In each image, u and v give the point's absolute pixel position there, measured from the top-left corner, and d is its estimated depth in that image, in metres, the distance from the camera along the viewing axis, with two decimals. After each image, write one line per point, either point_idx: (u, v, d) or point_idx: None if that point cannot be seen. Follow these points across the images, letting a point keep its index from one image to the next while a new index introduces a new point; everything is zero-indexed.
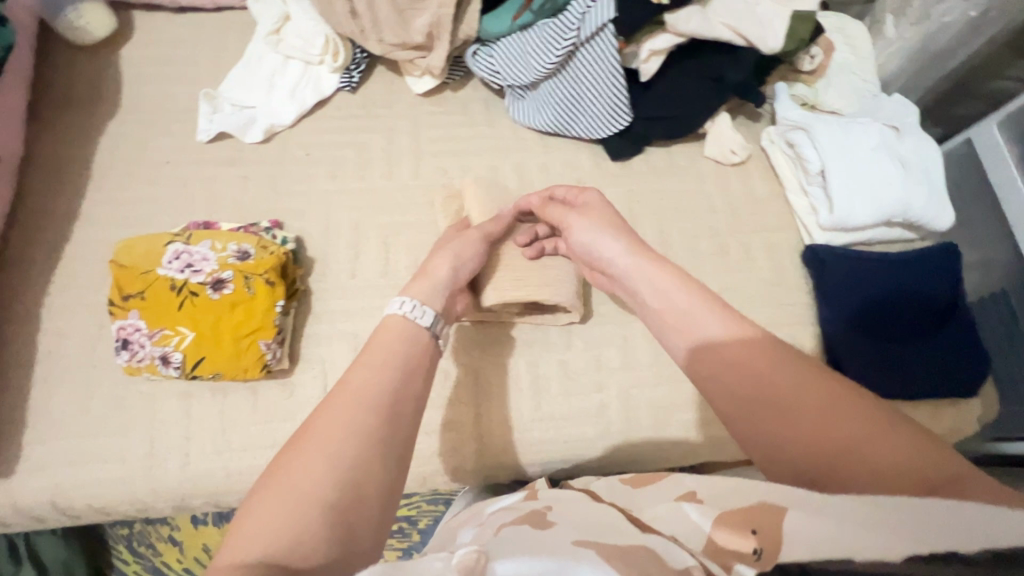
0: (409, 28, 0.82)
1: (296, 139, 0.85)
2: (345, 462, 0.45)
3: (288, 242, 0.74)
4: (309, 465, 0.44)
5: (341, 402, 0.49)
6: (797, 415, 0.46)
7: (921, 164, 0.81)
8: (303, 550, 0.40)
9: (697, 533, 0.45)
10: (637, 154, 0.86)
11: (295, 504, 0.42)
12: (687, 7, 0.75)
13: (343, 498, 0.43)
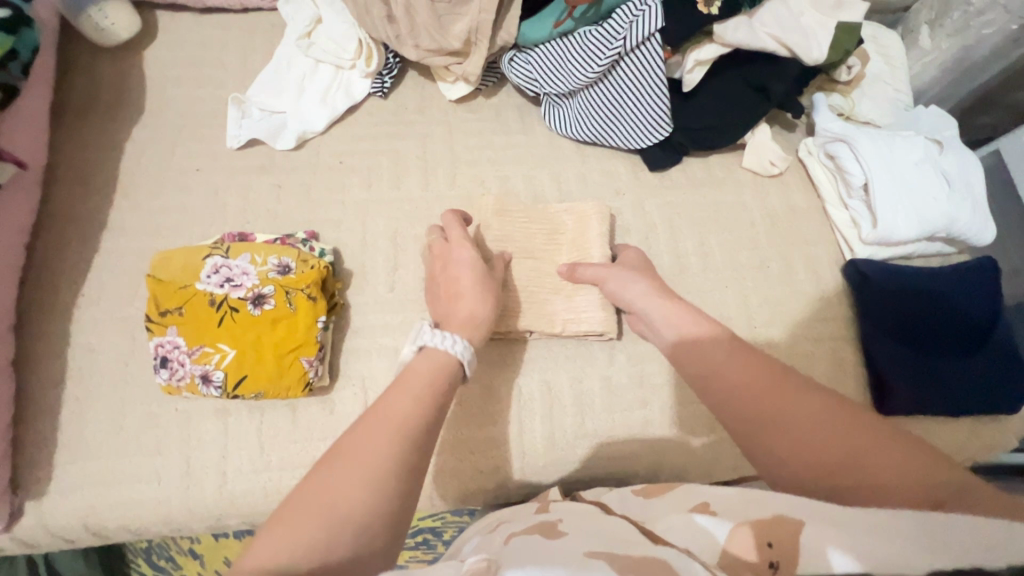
0: (447, 34, 0.80)
1: (328, 146, 0.82)
2: (360, 481, 0.42)
3: (326, 254, 0.72)
4: (346, 467, 0.42)
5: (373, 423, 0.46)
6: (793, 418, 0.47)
7: (963, 179, 0.81)
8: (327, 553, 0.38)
9: (711, 545, 0.45)
10: (676, 164, 0.85)
11: (328, 503, 0.40)
12: (734, 18, 0.73)
13: (374, 505, 0.41)
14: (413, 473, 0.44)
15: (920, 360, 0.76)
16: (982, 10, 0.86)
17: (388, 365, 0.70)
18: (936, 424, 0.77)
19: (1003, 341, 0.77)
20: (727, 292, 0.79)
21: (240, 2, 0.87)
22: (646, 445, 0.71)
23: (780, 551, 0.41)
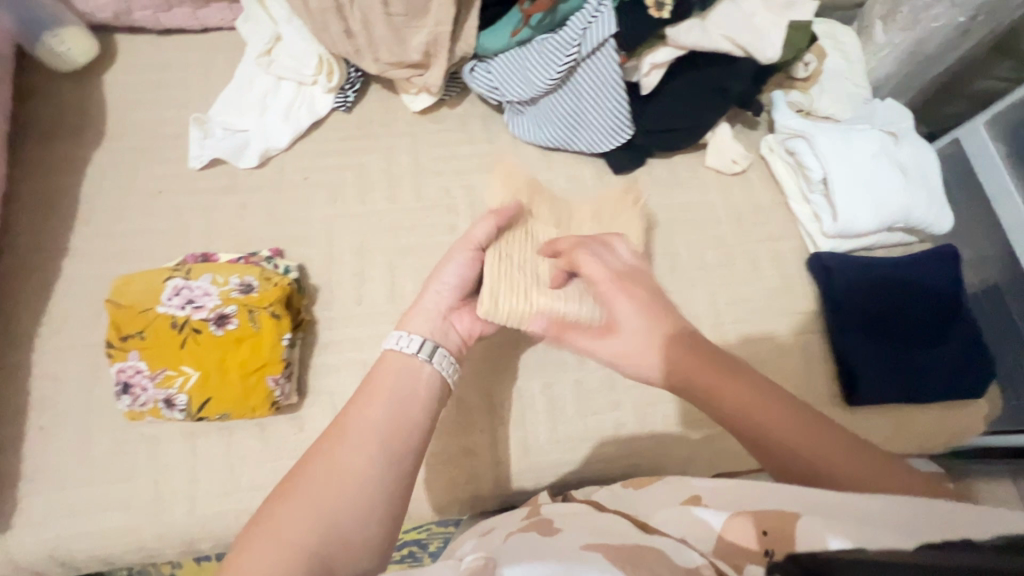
0: (405, 47, 0.80)
1: (292, 162, 0.82)
2: (351, 484, 0.48)
3: (291, 271, 0.72)
4: (349, 462, 0.49)
5: (324, 452, 0.50)
6: (776, 406, 0.51)
7: (919, 169, 0.82)
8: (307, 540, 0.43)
9: (707, 534, 0.47)
10: (639, 167, 0.86)
11: (316, 496, 0.46)
12: (688, 20, 0.75)
13: (342, 510, 0.47)
14: (370, 498, 0.48)
15: (886, 349, 0.77)
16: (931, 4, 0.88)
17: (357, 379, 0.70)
18: (905, 412, 0.77)
19: (967, 328, 0.79)
20: (695, 291, 0.79)
21: (199, 22, 0.87)
22: (620, 446, 0.71)
23: (775, 539, 0.43)
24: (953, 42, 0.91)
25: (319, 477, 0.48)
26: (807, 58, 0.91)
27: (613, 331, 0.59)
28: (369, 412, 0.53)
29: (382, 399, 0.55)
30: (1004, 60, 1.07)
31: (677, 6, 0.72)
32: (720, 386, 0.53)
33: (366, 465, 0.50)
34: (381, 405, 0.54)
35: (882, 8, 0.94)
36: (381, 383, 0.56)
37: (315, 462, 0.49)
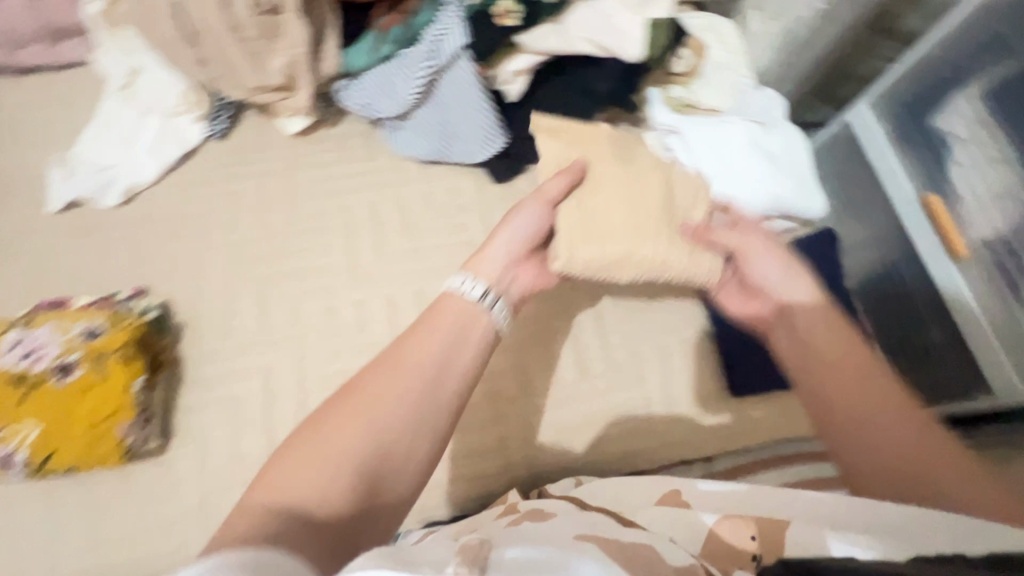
0: (265, 71, 0.79)
1: (160, 197, 0.80)
2: (360, 449, 0.45)
3: (151, 310, 0.69)
4: (345, 432, 0.45)
5: (380, 382, 0.49)
6: (863, 378, 0.52)
7: (787, 156, 0.83)
8: (330, 499, 0.42)
9: (693, 539, 0.50)
10: (520, 174, 0.85)
11: (330, 458, 0.44)
12: (540, 26, 0.75)
13: (376, 464, 0.45)
14: (422, 424, 0.48)
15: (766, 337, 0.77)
16: None
17: (227, 416, 0.68)
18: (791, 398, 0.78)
19: (846, 309, 0.79)
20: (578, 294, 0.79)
21: (59, 60, 0.85)
22: (501, 459, 0.73)
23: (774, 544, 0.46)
24: (824, 28, 0.91)
25: (376, 406, 0.47)
26: (682, 52, 0.93)
27: (761, 280, 0.63)
28: (432, 350, 0.53)
29: (453, 333, 0.55)
30: (886, 40, 1.10)
31: (525, 15, 0.73)
32: (815, 335, 0.57)
33: (422, 396, 0.49)
34: (441, 339, 0.53)
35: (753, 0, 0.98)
36: (447, 315, 0.57)
37: (365, 390, 0.48)
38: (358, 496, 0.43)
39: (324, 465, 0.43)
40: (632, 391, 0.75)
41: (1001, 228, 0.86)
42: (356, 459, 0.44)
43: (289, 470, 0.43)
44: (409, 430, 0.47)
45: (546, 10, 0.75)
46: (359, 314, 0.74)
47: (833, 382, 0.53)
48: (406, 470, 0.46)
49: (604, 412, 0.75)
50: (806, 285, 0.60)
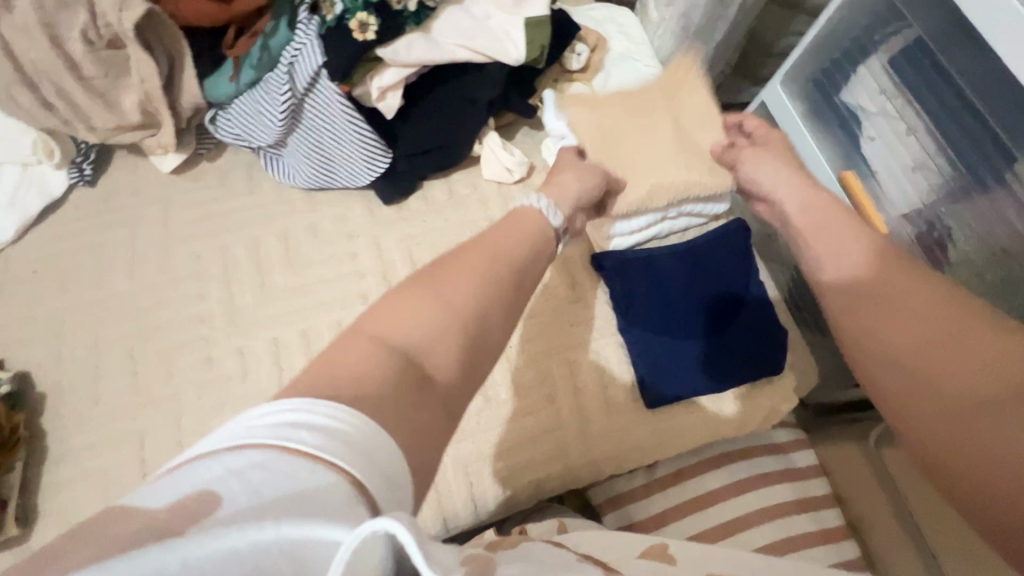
0: (119, 110, 0.73)
1: (21, 256, 0.74)
2: (467, 302, 0.44)
3: (1, 384, 0.64)
4: (458, 283, 0.45)
5: (462, 270, 0.46)
6: (948, 366, 0.41)
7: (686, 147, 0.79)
8: (438, 353, 0.41)
9: None
10: (412, 194, 0.81)
11: (448, 312, 0.43)
12: (403, 36, 0.70)
13: (475, 324, 0.44)
14: (503, 300, 0.47)
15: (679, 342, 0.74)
16: None
17: (95, 491, 0.63)
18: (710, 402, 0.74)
19: (758, 302, 0.76)
20: None
21: None
22: None
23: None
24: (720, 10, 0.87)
25: (460, 283, 0.45)
26: (578, 48, 0.88)
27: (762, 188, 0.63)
28: (519, 246, 0.52)
29: (504, 234, 0.53)
30: (795, 16, 1.07)
31: (382, 26, 0.68)
32: (843, 247, 0.51)
33: (517, 282, 0.49)
34: (524, 245, 0.52)
35: None
36: (519, 229, 0.55)
37: (449, 275, 0.45)
38: (411, 373, 0.39)
39: (439, 323, 0.42)
40: (542, 414, 0.71)
41: (916, 202, 0.83)
42: (469, 317, 0.43)
43: (390, 326, 0.41)
44: (491, 307, 0.45)
45: (407, 20, 0.70)
46: (240, 362, 0.69)
47: (880, 312, 0.46)
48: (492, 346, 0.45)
49: (514, 439, 0.70)
50: (855, 241, 0.50)
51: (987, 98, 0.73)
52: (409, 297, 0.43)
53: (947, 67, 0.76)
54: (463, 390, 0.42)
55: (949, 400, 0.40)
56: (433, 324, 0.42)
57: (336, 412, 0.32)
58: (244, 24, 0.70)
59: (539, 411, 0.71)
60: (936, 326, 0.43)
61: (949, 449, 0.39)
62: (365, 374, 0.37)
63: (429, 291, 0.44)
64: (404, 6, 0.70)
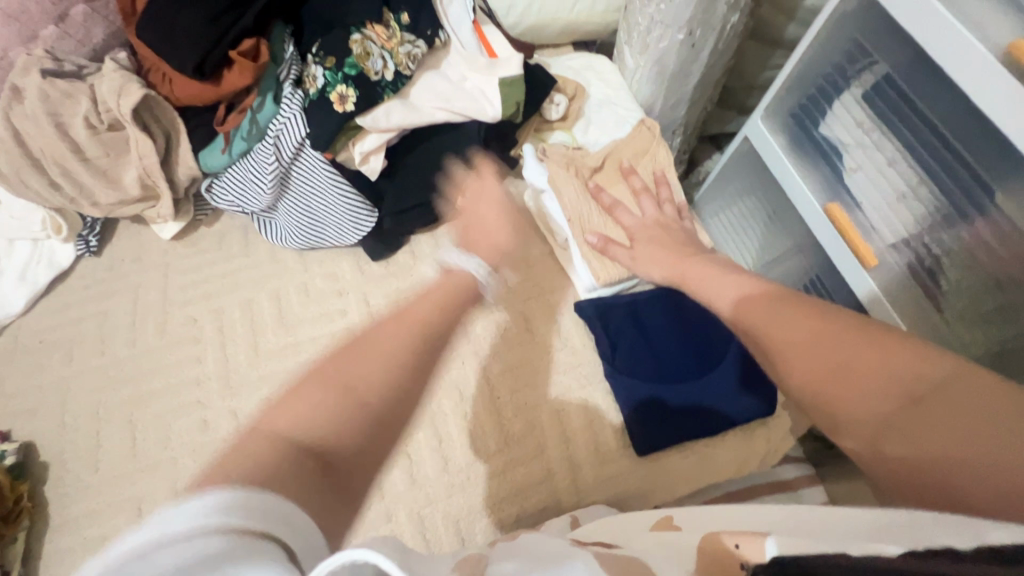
0: (121, 184, 0.78)
1: (29, 328, 0.78)
2: (370, 384, 0.39)
3: (7, 455, 0.67)
4: (363, 365, 0.40)
5: (376, 334, 0.42)
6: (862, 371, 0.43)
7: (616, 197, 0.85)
8: (337, 443, 0.37)
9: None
10: (399, 249, 0.83)
11: (344, 405, 0.38)
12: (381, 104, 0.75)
13: (378, 408, 0.39)
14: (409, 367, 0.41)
15: (667, 388, 0.73)
16: (649, 28, 0.87)
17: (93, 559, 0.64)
18: (701, 447, 0.74)
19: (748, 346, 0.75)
20: (465, 366, 0.76)
21: None
22: None
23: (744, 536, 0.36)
24: (692, 56, 0.89)
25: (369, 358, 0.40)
26: (556, 98, 0.91)
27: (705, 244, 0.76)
28: (432, 301, 0.46)
29: (422, 299, 0.47)
30: (776, 50, 1.09)
31: (360, 97, 0.72)
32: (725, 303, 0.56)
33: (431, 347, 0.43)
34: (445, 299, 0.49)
35: (624, 35, 0.95)
36: (447, 293, 0.49)
37: (360, 345, 0.40)
38: (307, 475, 0.34)
39: (341, 409, 0.37)
40: (531, 465, 0.71)
41: (903, 232, 0.82)
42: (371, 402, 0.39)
43: (287, 423, 0.37)
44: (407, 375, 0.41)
45: (384, 89, 0.74)
46: (234, 424, 0.71)
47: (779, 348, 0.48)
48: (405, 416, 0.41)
49: (504, 492, 0.70)
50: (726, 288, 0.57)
51: (961, 131, 0.74)
52: (315, 380, 0.39)
53: (915, 99, 0.78)
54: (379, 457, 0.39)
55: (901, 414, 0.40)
56: (335, 408, 0.37)
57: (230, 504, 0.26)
58: (232, 101, 0.74)
59: (528, 462, 0.71)
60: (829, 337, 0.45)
61: (928, 459, 0.38)
62: (255, 468, 0.33)
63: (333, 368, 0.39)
64: (382, 76, 0.73)
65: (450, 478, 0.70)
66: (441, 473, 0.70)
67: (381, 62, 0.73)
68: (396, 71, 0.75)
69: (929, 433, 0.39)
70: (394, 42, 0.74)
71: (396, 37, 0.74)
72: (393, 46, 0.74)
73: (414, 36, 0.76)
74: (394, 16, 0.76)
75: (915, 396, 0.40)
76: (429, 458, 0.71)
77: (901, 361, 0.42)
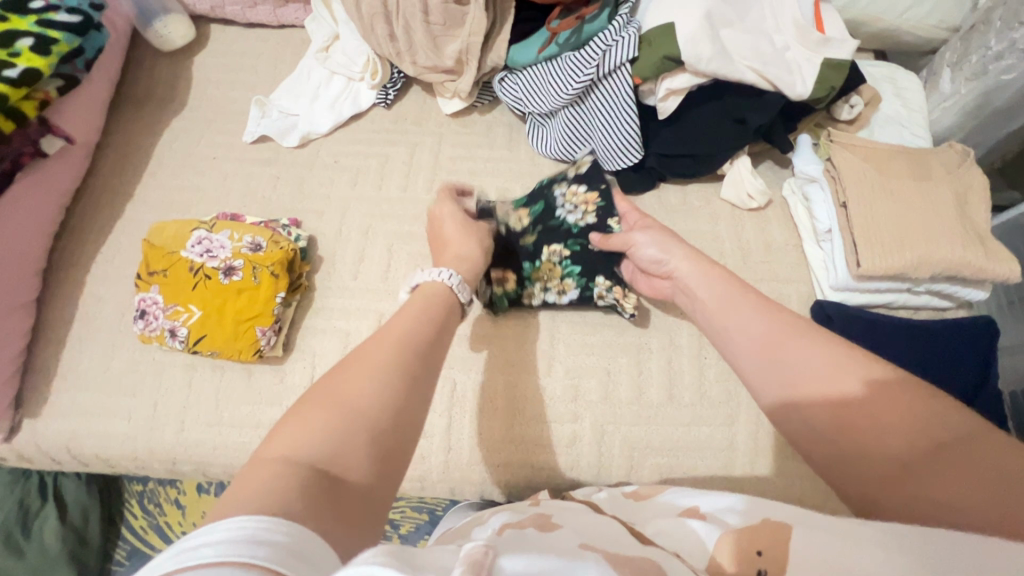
0: (440, 53, 0.85)
1: (327, 147, 0.90)
2: (369, 406, 0.40)
3: (301, 240, 0.80)
4: (342, 439, 0.38)
5: (351, 371, 0.42)
6: (858, 430, 0.43)
7: (800, 187, 0.83)
8: (344, 463, 0.37)
9: (700, 550, 0.45)
10: (650, 191, 0.86)
11: (342, 423, 0.39)
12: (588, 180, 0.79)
13: (368, 451, 0.38)
14: (359, 433, 0.39)
15: None
16: (1001, 53, 0.79)
17: (338, 345, 0.76)
18: None
19: (984, 410, 0.70)
20: (682, 318, 0.77)
21: (279, 19, 0.98)
22: (570, 457, 0.72)
23: (769, 559, 0.40)
24: None
25: (332, 407, 0.39)
26: (853, 99, 0.84)
27: (652, 254, 0.67)
28: (369, 385, 0.41)
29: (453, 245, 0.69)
30: None
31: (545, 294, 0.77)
32: (730, 328, 0.54)
33: (400, 394, 0.42)
34: (372, 394, 0.41)
35: (952, 56, 0.88)
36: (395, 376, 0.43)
37: (327, 380, 0.42)
38: (315, 480, 0.35)
39: (325, 434, 0.38)
40: (718, 429, 0.72)
41: None
42: (355, 425, 0.39)
43: (291, 444, 0.37)
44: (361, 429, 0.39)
45: (569, 278, 0.77)
46: None
47: (779, 349, 0.50)
48: (403, 431, 0.41)
49: (686, 443, 0.72)
50: (754, 314, 0.53)
51: None
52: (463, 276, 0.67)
53: None
54: (399, 468, 0.40)
55: (825, 370, 0.46)
56: (308, 444, 0.37)
57: (268, 525, 0.29)
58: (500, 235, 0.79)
59: (715, 427, 0.72)
60: (812, 357, 0.47)
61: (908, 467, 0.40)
62: (253, 488, 0.33)
63: (299, 419, 0.39)
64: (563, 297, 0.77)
65: (638, 410, 0.73)
66: (632, 402, 0.73)
67: (513, 221, 0.80)
68: (511, 279, 0.77)
69: (929, 473, 0.39)
70: (599, 287, 0.76)
71: (574, 292, 0.77)
72: (565, 278, 0.77)
73: (576, 258, 0.77)
74: (596, 274, 0.76)
75: (940, 443, 0.40)
76: (626, 384, 0.74)
77: (920, 421, 0.41)
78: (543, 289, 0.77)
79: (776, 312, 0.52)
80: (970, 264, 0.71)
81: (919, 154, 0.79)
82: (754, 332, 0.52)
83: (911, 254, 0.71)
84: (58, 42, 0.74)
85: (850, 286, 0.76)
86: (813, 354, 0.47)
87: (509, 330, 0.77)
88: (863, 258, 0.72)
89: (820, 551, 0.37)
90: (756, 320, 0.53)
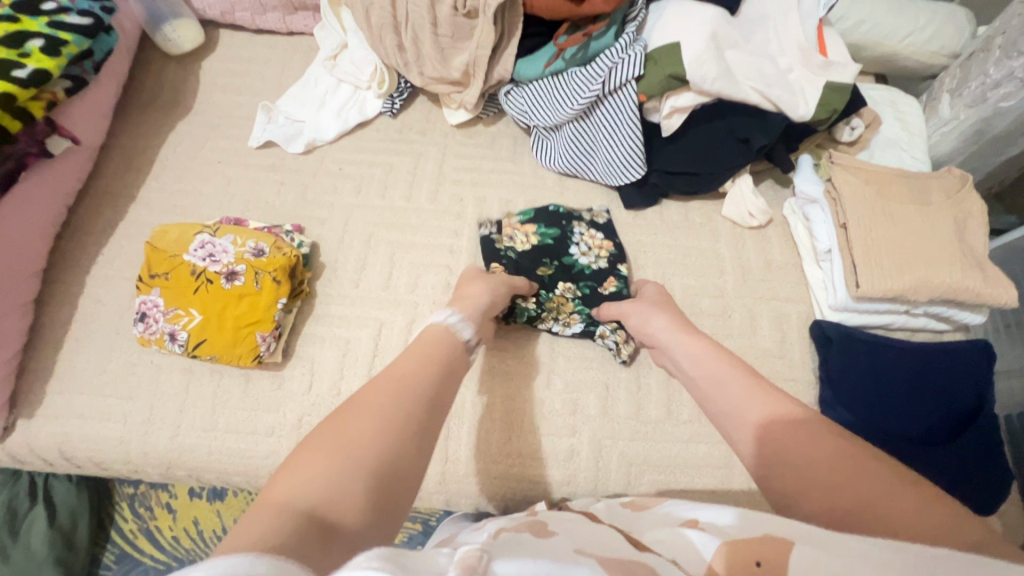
0: (448, 65, 0.86)
1: (332, 155, 0.90)
2: (371, 454, 0.40)
3: (303, 246, 0.80)
4: (340, 488, 0.37)
5: (355, 419, 0.42)
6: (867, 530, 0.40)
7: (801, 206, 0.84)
8: (339, 513, 0.36)
9: (698, 560, 0.44)
10: (652, 207, 0.87)
11: (341, 470, 0.38)
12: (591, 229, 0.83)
13: (366, 502, 0.37)
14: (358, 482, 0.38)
15: (879, 442, 0.69)
16: (999, 82, 0.81)
17: (338, 353, 0.76)
18: None
19: (982, 433, 0.70)
20: None
21: (288, 27, 0.99)
22: (567, 472, 0.71)
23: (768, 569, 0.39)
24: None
25: (333, 453, 0.39)
26: (854, 122, 0.85)
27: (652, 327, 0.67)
28: (374, 432, 0.41)
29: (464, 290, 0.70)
30: None
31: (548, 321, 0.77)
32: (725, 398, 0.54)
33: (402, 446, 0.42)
34: (374, 445, 0.40)
35: (951, 82, 0.89)
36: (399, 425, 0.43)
37: (330, 427, 0.41)
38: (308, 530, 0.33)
39: (323, 481, 0.37)
40: (716, 447, 0.72)
41: None
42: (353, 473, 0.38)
43: (288, 492, 0.36)
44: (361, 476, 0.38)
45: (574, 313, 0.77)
46: None
47: (775, 438, 0.48)
48: (403, 483, 0.40)
49: (683, 460, 0.72)
50: (746, 393, 0.52)
51: None
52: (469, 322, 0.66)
53: None
54: (394, 523, 0.39)
55: (823, 460, 0.45)
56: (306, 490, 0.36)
57: (249, 561, 0.26)
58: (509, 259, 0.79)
59: (712, 444, 0.72)
60: (810, 442, 0.46)
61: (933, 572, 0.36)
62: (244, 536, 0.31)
63: (300, 464, 0.38)
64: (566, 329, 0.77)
65: (636, 426, 0.73)
66: (630, 417, 0.74)
67: (520, 241, 0.81)
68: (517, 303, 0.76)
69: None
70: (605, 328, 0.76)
71: (579, 326, 0.77)
72: (573, 312, 0.77)
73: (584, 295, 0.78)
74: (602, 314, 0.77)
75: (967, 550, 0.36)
76: (624, 399, 0.75)
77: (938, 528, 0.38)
78: (549, 318, 0.77)
79: (763, 388, 0.53)
80: (968, 288, 0.72)
81: (919, 177, 0.80)
82: (744, 405, 0.52)
83: (911, 275, 0.72)
84: (68, 43, 0.75)
85: (849, 306, 0.76)
86: (809, 439, 0.46)
87: (509, 342, 0.77)
88: (861, 279, 0.73)
89: (817, 563, 0.36)
90: (744, 390, 0.53)
